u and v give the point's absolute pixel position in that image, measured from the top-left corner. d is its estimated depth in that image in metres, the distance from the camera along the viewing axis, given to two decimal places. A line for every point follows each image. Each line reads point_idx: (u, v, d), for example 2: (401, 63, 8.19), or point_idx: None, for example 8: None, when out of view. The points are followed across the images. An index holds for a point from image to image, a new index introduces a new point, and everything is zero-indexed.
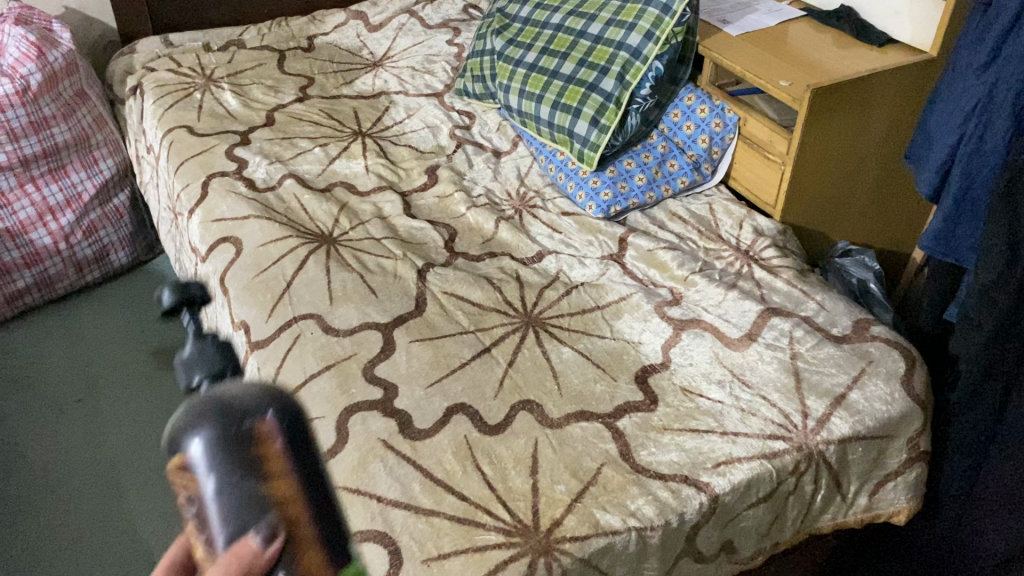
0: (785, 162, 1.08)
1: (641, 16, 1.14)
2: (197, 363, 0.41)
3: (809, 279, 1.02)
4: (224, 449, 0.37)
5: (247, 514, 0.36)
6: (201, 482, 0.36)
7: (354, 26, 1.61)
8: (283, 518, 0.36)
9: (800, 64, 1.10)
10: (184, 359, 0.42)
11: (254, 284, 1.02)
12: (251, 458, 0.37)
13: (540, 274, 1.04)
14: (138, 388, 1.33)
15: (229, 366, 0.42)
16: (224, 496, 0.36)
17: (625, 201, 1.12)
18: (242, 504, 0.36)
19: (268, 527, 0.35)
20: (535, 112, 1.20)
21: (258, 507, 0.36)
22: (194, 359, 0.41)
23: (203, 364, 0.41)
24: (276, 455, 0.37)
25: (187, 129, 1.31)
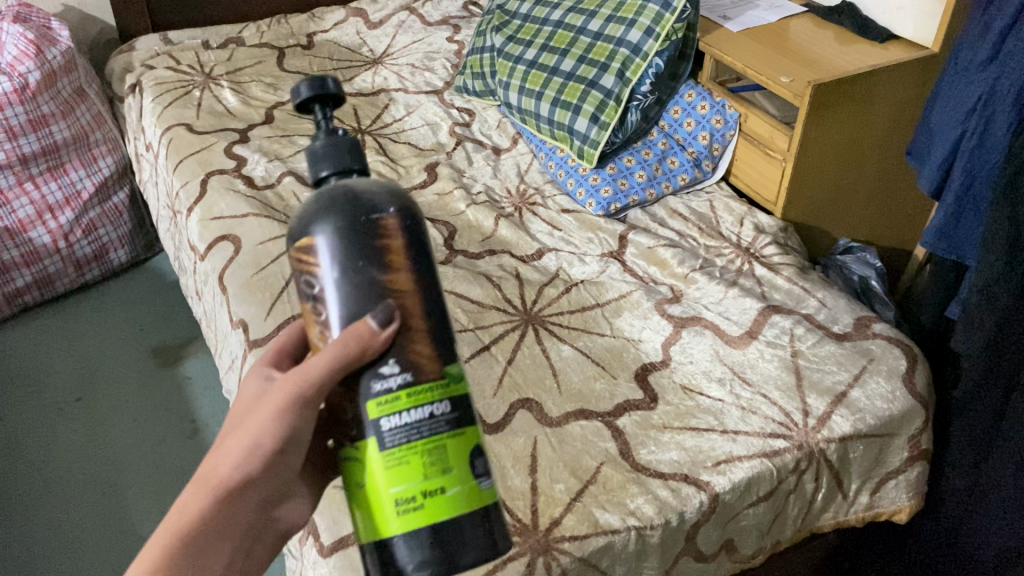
0: (786, 159, 1.07)
1: (641, 13, 1.14)
2: (322, 156, 0.48)
3: (810, 276, 1.01)
4: (346, 241, 0.47)
5: (365, 298, 0.47)
6: (327, 265, 0.47)
7: (354, 23, 1.61)
8: (394, 307, 0.47)
9: (801, 60, 1.09)
10: (315, 150, 0.48)
11: (254, 282, 1.02)
12: (369, 251, 0.47)
13: (540, 272, 1.03)
14: (137, 386, 1.32)
15: (353, 161, 0.49)
16: (347, 280, 0.47)
17: (625, 198, 1.12)
18: (361, 289, 0.47)
19: (380, 311, 0.46)
20: (535, 109, 1.20)
21: (375, 294, 0.47)
22: (322, 153, 0.48)
23: (330, 159, 0.48)
24: (388, 252, 0.47)
25: (186, 126, 1.30)
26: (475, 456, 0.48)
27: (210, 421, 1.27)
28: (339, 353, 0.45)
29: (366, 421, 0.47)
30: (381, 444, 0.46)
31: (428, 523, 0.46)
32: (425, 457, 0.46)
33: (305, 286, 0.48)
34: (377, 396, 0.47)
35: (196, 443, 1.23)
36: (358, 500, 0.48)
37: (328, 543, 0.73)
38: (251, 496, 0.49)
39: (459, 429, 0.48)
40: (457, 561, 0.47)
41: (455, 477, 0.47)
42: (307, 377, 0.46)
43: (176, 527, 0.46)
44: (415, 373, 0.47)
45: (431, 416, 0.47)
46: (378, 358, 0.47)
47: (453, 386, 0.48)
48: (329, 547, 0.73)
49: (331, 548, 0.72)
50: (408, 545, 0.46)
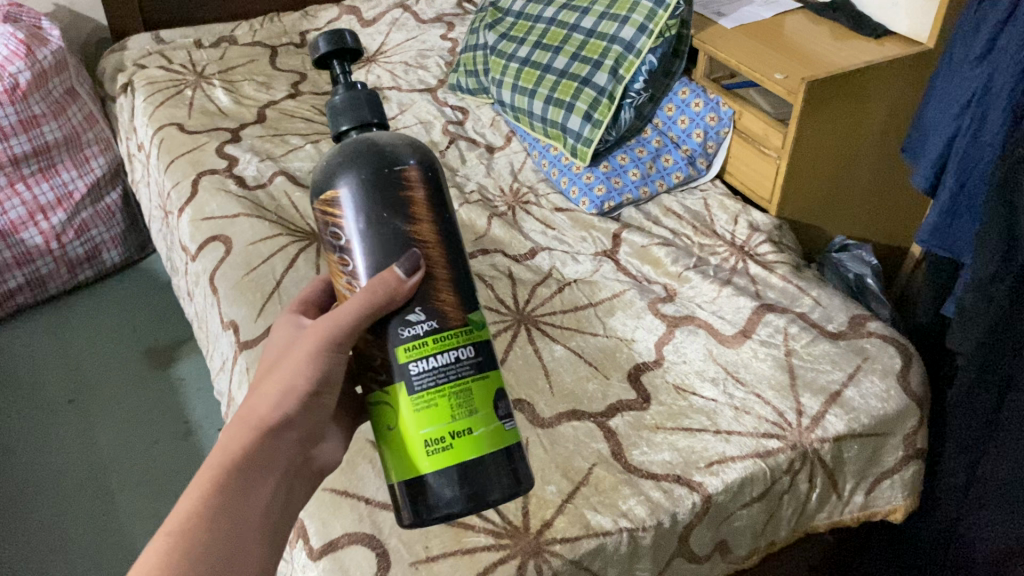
0: (780, 156, 1.06)
1: (634, 10, 1.13)
2: (343, 111, 0.54)
3: (805, 275, 1.01)
4: (370, 193, 0.52)
5: (391, 245, 0.52)
6: (352, 214, 0.52)
7: (347, 22, 1.60)
8: (417, 255, 0.52)
9: (795, 57, 1.08)
10: (336, 106, 0.55)
11: (244, 283, 1.01)
12: (393, 201, 0.52)
13: (533, 271, 1.03)
14: (129, 388, 1.32)
15: (371, 115, 0.55)
16: (372, 228, 0.52)
17: (619, 197, 1.11)
18: (386, 237, 0.52)
19: (406, 259, 0.52)
20: (528, 107, 1.19)
21: (400, 241, 0.52)
22: (343, 107, 0.54)
23: (350, 114, 0.54)
24: (411, 202, 0.52)
25: (177, 126, 1.30)
26: (498, 398, 0.53)
27: (203, 422, 1.26)
28: (369, 297, 0.50)
29: (396, 367, 0.52)
30: (410, 388, 0.52)
31: (456, 461, 0.51)
32: (451, 399, 0.52)
33: (332, 236, 0.54)
34: (405, 342, 0.52)
35: (189, 444, 1.23)
36: (389, 446, 0.53)
37: (317, 546, 0.72)
38: (289, 434, 0.53)
39: (483, 372, 0.53)
40: (485, 496, 0.52)
41: (480, 418, 0.52)
42: (339, 322, 0.52)
43: (225, 458, 0.50)
44: (440, 319, 0.52)
45: (456, 360, 0.52)
46: (406, 305, 0.52)
47: (475, 332, 0.53)
48: (318, 550, 0.72)
49: (320, 551, 0.72)
50: (439, 482, 0.51)
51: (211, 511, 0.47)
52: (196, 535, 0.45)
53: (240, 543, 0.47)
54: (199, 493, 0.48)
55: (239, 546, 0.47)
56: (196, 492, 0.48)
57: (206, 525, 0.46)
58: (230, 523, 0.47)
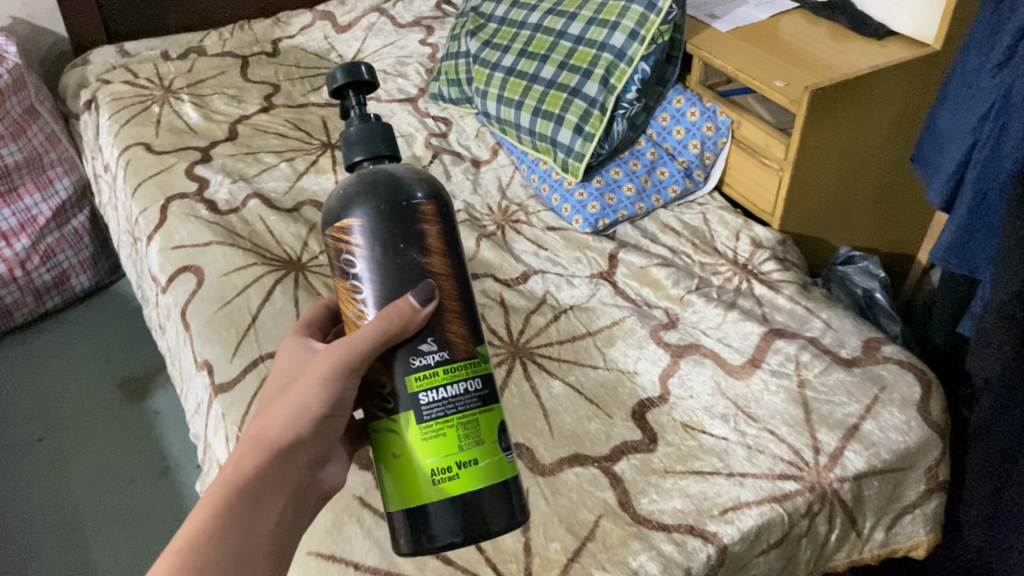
0: (783, 168, 1.01)
1: (624, 14, 1.07)
2: (357, 143, 0.54)
3: (814, 294, 0.95)
4: (387, 225, 0.53)
5: (405, 276, 0.53)
6: (367, 243, 0.53)
7: (321, 28, 1.53)
8: (431, 286, 0.53)
9: (796, 61, 1.02)
10: (351, 138, 0.55)
11: (218, 319, 0.95)
12: (409, 234, 0.53)
13: (526, 298, 0.97)
14: (100, 424, 1.25)
15: (383, 147, 0.55)
16: (388, 259, 0.53)
17: (614, 214, 1.05)
18: (401, 268, 0.53)
19: (421, 290, 0.52)
20: (515, 118, 1.12)
21: (414, 272, 0.53)
22: (357, 140, 0.54)
23: (363, 146, 0.55)
24: (426, 234, 0.53)
25: (145, 146, 1.23)
26: (501, 431, 0.55)
27: (181, 458, 1.20)
28: (384, 328, 0.51)
29: (404, 396, 0.52)
30: (418, 417, 0.52)
31: (461, 490, 0.52)
32: (459, 430, 0.53)
33: (345, 263, 0.54)
34: (416, 371, 0.53)
35: (167, 483, 1.16)
36: (391, 474, 0.53)
37: None
38: (300, 454, 0.55)
39: (488, 405, 0.54)
40: (487, 527, 0.53)
41: (485, 450, 0.53)
42: (353, 348, 0.52)
43: (237, 480, 0.51)
44: (450, 351, 0.53)
45: (464, 392, 0.53)
46: (417, 336, 0.53)
47: (481, 365, 0.55)
48: None
49: None
50: (443, 512, 0.52)
51: (221, 528, 0.49)
52: (206, 554, 0.47)
53: (248, 558, 0.49)
54: (209, 512, 0.50)
55: (247, 562, 0.49)
56: (206, 511, 0.50)
57: (215, 543, 0.48)
58: (237, 540, 0.49)
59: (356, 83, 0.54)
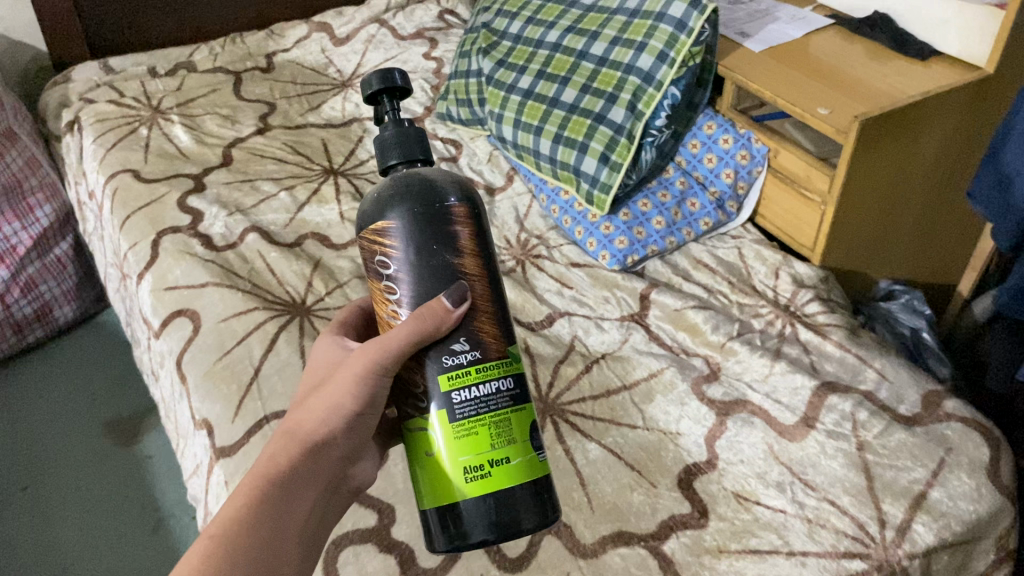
0: (827, 202, 0.94)
1: (652, 34, 0.99)
2: (392, 145, 0.55)
3: (864, 340, 0.88)
4: (420, 226, 0.53)
5: (438, 276, 0.53)
6: (400, 244, 0.53)
7: (318, 40, 1.45)
8: (464, 287, 0.53)
9: (839, 87, 0.95)
10: (385, 141, 0.56)
11: (217, 372, 0.87)
12: (442, 235, 0.53)
13: (553, 344, 0.89)
14: (87, 471, 1.16)
15: (417, 151, 0.56)
16: (420, 260, 0.53)
17: (643, 249, 0.98)
18: (434, 268, 0.53)
19: (454, 290, 0.53)
20: (534, 145, 1.04)
21: (447, 273, 0.53)
22: (392, 143, 0.55)
23: (398, 149, 0.55)
24: (459, 236, 0.54)
25: (133, 173, 1.14)
26: (533, 430, 0.55)
27: (176, 509, 1.11)
28: (417, 327, 0.51)
29: (436, 396, 0.53)
30: (450, 416, 0.53)
31: (494, 488, 0.52)
32: (490, 429, 0.53)
33: (378, 264, 0.55)
34: (448, 370, 0.53)
35: (161, 536, 1.08)
36: (424, 471, 0.54)
37: None
38: (333, 451, 0.54)
39: (520, 404, 0.54)
40: (520, 527, 0.52)
41: (518, 448, 0.53)
42: (387, 348, 0.53)
43: (270, 470, 0.51)
44: (482, 351, 0.54)
45: (496, 391, 0.54)
46: (451, 335, 0.53)
47: (513, 364, 0.55)
48: None
49: None
50: (475, 510, 0.52)
51: (254, 513, 0.48)
52: (237, 539, 0.46)
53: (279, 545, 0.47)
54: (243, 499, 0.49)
55: (278, 552, 0.47)
56: (238, 500, 0.48)
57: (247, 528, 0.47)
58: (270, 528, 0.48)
59: (389, 88, 0.55)
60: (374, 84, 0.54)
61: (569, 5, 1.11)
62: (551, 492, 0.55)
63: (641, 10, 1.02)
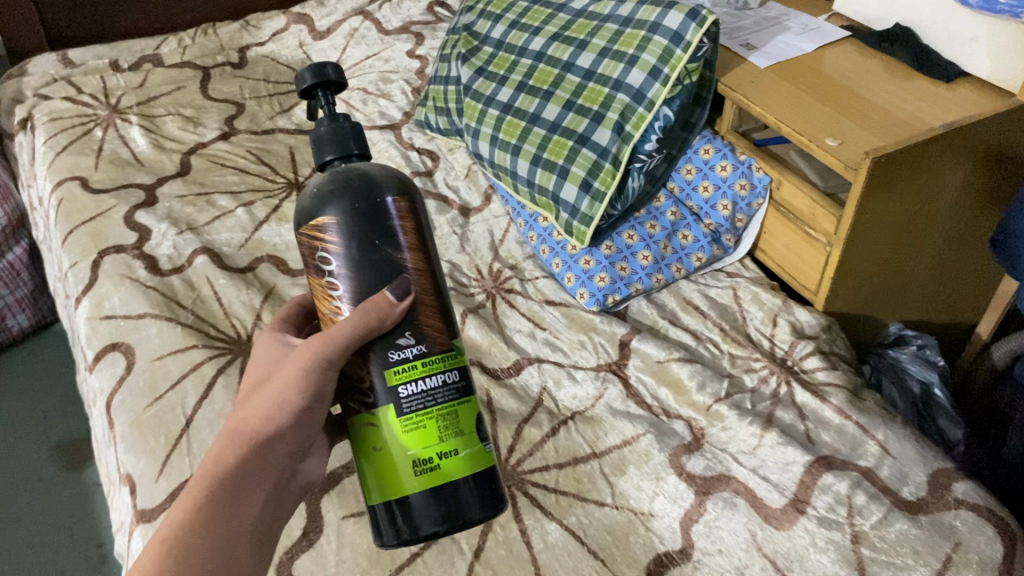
0: (833, 243, 0.84)
1: (645, 47, 0.89)
2: (327, 141, 0.53)
3: (867, 404, 0.79)
4: (360, 223, 0.51)
5: (380, 270, 0.52)
6: (341, 240, 0.52)
7: (296, 33, 1.35)
8: (408, 281, 0.52)
9: (852, 114, 0.85)
10: (320, 137, 0.54)
11: (145, 420, 0.79)
12: (383, 231, 0.52)
13: (519, 398, 0.80)
14: (32, 499, 1.09)
15: (353, 145, 0.54)
16: (362, 255, 0.52)
17: (626, 288, 0.88)
18: (376, 264, 0.52)
19: (397, 284, 0.52)
20: (511, 166, 0.95)
21: (389, 267, 0.52)
22: (328, 138, 0.53)
23: (334, 144, 0.54)
24: (401, 231, 0.53)
25: (80, 181, 1.05)
26: (480, 422, 0.54)
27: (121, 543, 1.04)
28: (362, 321, 0.50)
29: (383, 390, 0.52)
30: (397, 410, 0.52)
31: (443, 480, 0.52)
32: (439, 422, 0.52)
33: (319, 261, 0.53)
34: (393, 365, 0.52)
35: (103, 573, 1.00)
36: (369, 466, 0.52)
37: None
38: (280, 446, 0.53)
39: (466, 396, 0.54)
40: (469, 518, 0.52)
41: (465, 439, 0.53)
42: (330, 342, 0.50)
43: (215, 473, 0.49)
44: (428, 344, 0.53)
45: (442, 383, 0.53)
46: (395, 330, 0.52)
47: (458, 357, 0.54)
48: None
49: None
50: (424, 503, 0.51)
51: (202, 526, 0.47)
52: (187, 551, 0.45)
53: (228, 555, 0.47)
54: (188, 509, 0.47)
55: (229, 560, 0.47)
56: (186, 504, 0.47)
57: (196, 542, 0.46)
58: (218, 538, 0.47)
59: (323, 81, 0.53)
60: (309, 78, 0.53)
61: (557, 9, 1.01)
62: (498, 483, 0.55)
63: (634, 18, 0.92)
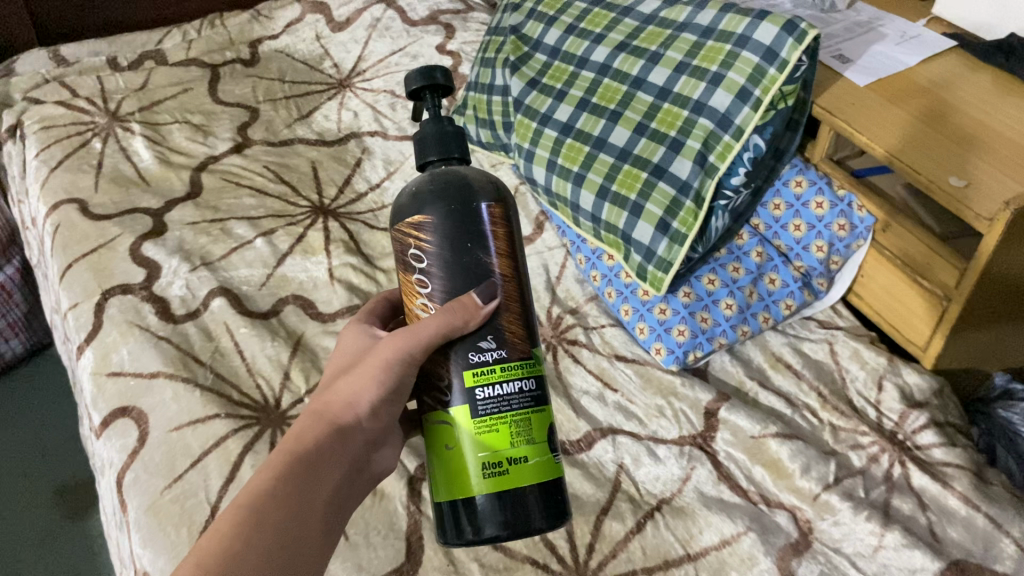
0: (951, 299, 0.73)
1: (731, 63, 0.77)
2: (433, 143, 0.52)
3: (994, 490, 0.68)
4: (455, 222, 0.50)
5: (468, 273, 0.50)
6: (435, 240, 0.50)
7: (312, 24, 1.22)
8: (494, 285, 0.51)
9: (975, 148, 0.73)
10: (424, 137, 0.53)
11: (164, 506, 0.68)
12: (476, 232, 0.50)
13: (594, 480, 0.69)
14: (30, 553, 0.99)
15: (455, 148, 0.53)
16: (452, 256, 0.50)
17: (708, 343, 0.78)
18: (465, 266, 0.50)
19: (485, 287, 0.50)
20: (572, 197, 0.83)
21: (478, 270, 0.50)
22: (432, 139, 0.52)
23: (438, 145, 0.53)
24: (492, 236, 0.51)
25: (79, 205, 0.93)
26: (552, 433, 0.52)
27: None
28: (448, 320, 0.48)
29: (459, 390, 0.50)
30: (472, 411, 0.50)
31: (511, 486, 0.50)
32: (511, 427, 0.50)
33: (410, 258, 0.51)
34: (473, 366, 0.50)
35: None
36: (439, 464, 0.51)
37: None
38: (359, 434, 0.52)
39: (541, 406, 0.52)
40: (533, 526, 0.50)
41: (536, 448, 0.51)
42: (414, 338, 0.49)
43: (296, 447, 0.49)
44: (508, 349, 0.51)
45: (518, 390, 0.51)
46: (477, 332, 0.50)
47: (535, 366, 0.52)
48: None
49: None
50: (489, 505, 0.49)
51: (278, 495, 0.46)
52: (265, 519, 0.44)
53: (302, 529, 0.46)
54: (268, 478, 0.46)
55: (304, 533, 0.46)
56: (266, 475, 0.47)
57: (274, 508, 0.45)
58: (296, 508, 0.46)
59: (434, 85, 0.52)
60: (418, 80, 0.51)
61: (622, 13, 0.88)
62: (563, 497, 0.52)
63: (717, 28, 0.79)
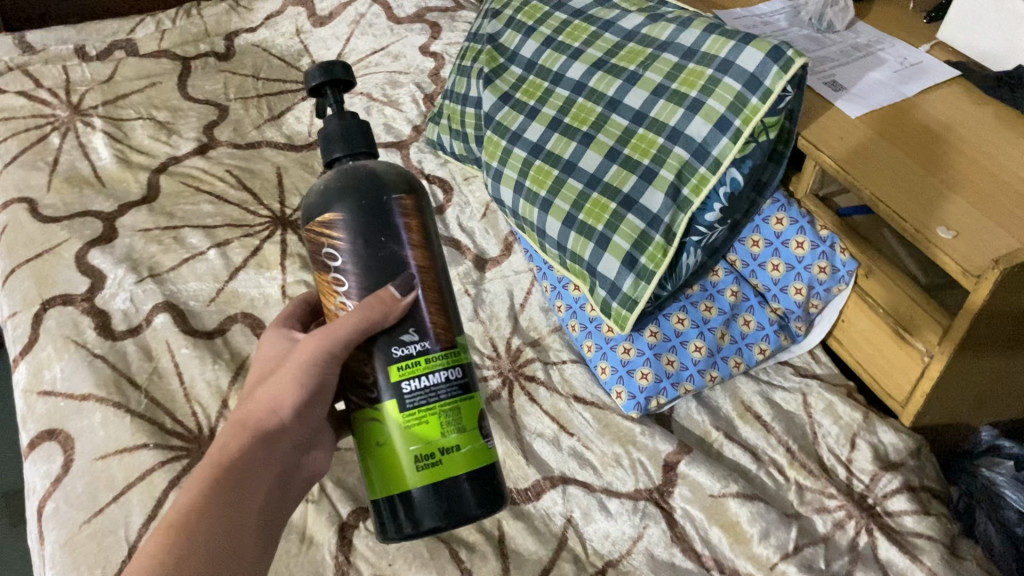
0: (934, 356, 0.67)
1: (711, 89, 0.71)
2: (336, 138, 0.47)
3: (966, 566, 0.63)
4: (366, 216, 0.46)
5: (383, 268, 0.46)
6: (346, 239, 0.46)
7: (292, 17, 1.17)
8: (412, 278, 0.46)
9: (966, 191, 0.68)
10: (327, 133, 0.48)
11: (81, 544, 0.63)
12: (389, 225, 0.46)
13: (538, 535, 0.65)
14: None
15: (361, 143, 0.48)
16: (366, 252, 0.46)
17: (673, 389, 0.73)
18: (381, 261, 0.46)
19: (403, 280, 0.46)
20: (539, 223, 0.78)
21: (393, 264, 0.46)
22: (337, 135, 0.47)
23: (343, 141, 0.48)
24: (406, 229, 0.47)
25: (28, 204, 0.89)
26: (483, 418, 0.49)
27: None
28: (364, 316, 0.44)
29: (385, 386, 0.46)
30: (400, 405, 0.46)
31: (445, 477, 0.46)
32: (441, 417, 0.46)
33: (324, 258, 0.47)
34: (396, 361, 0.46)
35: None
36: (370, 461, 0.47)
37: None
38: (285, 439, 0.48)
39: (469, 392, 0.48)
40: (471, 515, 0.47)
41: (469, 435, 0.47)
42: (333, 335, 0.45)
43: (221, 461, 0.45)
44: (432, 341, 0.47)
45: (445, 380, 0.47)
46: (399, 324, 0.46)
47: (461, 354, 0.48)
48: None
49: None
50: (425, 498, 0.46)
51: (206, 512, 0.42)
52: (194, 540, 0.40)
53: (235, 543, 0.42)
54: (193, 495, 0.43)
55: (238, 548, 0.42)
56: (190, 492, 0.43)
57: (203, 527, 0.41)
58: (226, 525, 0.42)
59: (334, 80, 0.47)
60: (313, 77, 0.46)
61: (602, 27, 0.83)
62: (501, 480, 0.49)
63: (700, 50, 0.74)
